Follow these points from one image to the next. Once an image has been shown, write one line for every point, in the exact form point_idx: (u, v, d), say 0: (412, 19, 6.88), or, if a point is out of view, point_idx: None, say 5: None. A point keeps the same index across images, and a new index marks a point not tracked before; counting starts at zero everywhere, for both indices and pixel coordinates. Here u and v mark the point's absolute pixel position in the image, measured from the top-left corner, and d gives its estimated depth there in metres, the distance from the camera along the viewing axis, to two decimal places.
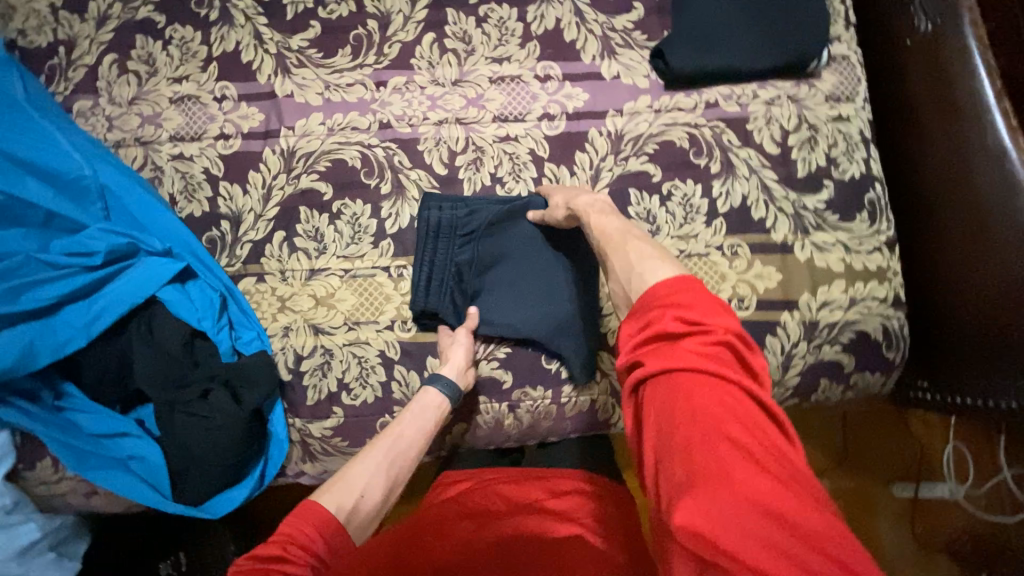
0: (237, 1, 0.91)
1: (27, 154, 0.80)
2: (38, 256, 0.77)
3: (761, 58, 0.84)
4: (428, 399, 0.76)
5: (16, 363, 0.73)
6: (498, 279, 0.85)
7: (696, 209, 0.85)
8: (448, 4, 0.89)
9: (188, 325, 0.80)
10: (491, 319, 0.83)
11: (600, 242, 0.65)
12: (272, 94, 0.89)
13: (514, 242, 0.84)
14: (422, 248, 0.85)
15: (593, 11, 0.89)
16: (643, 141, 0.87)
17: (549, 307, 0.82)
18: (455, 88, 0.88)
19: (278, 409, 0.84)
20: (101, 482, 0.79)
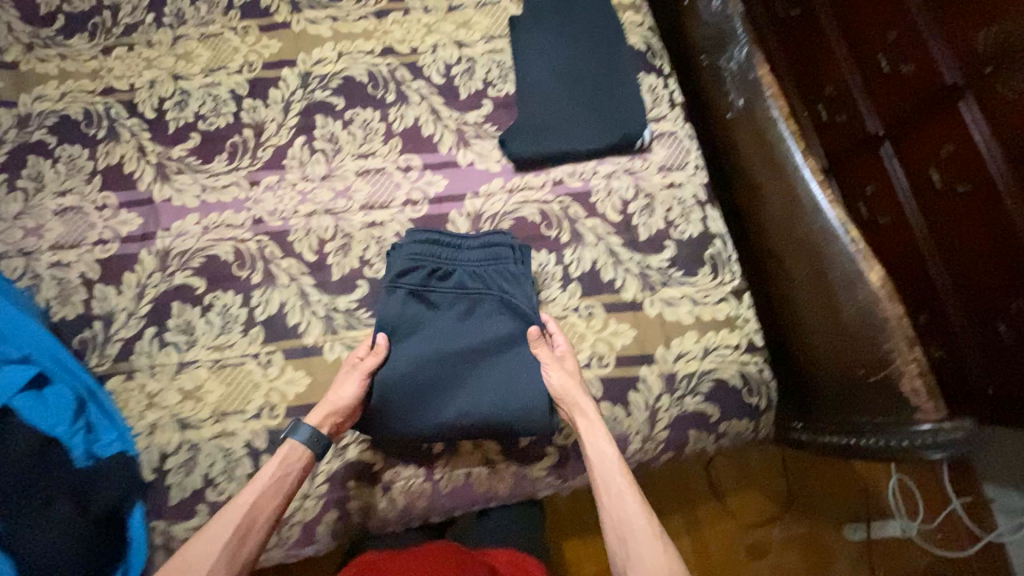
0: (125, 120, 1.00)
1: None
2: None
3: (594, 139, 0.94)
4: (289, 453, 0.77)
5: None
6: (449, 328, 0.85)
7: (551, 276, 0.91)
8: (317, 112, 1.00)
9: (39, 432, 0.79)
10: (422, 336, 0.84)
11: (614, 519, 0.73)
12: (150, 199, 0.95)
13: (495, 338, 0.84)
14: (444, 241, 0.87)
15: (447, 109, 1.00)
16: (499, 218, 0.94)
17: (447, 399, 0.82)
18: (323, 183, 0.96)
19: (137, 513, 0.81)
20: None
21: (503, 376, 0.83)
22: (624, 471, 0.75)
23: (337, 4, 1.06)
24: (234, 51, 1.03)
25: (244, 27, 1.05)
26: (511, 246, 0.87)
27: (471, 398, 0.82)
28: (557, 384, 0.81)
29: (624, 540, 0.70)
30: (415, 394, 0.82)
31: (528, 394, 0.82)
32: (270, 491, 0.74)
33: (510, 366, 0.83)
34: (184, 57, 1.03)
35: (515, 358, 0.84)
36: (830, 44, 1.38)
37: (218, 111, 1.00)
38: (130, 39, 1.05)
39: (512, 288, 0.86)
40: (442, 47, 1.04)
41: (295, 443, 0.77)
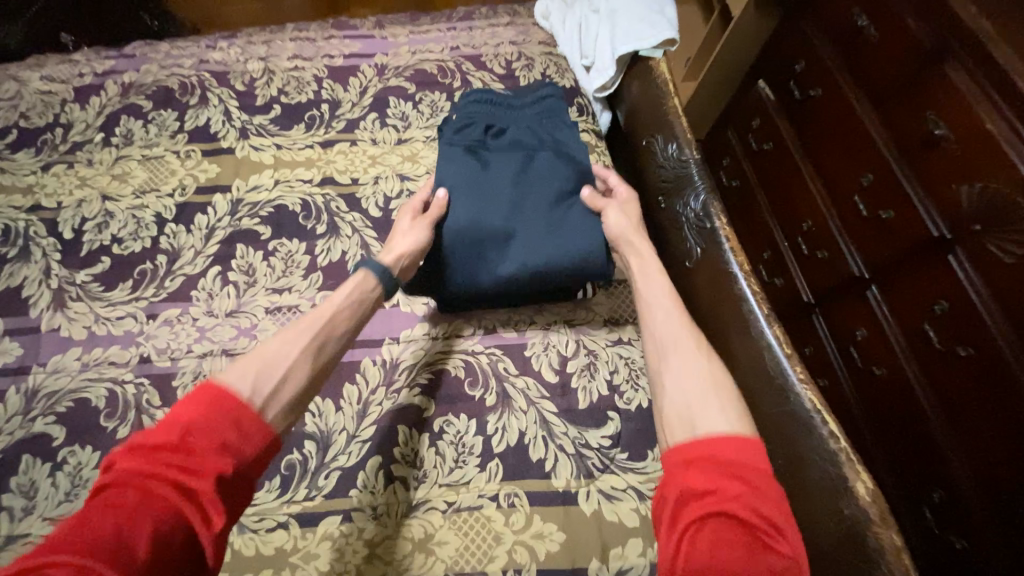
0: (41, 238, 0.95)
1: None
2: None
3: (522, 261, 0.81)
4: (359, 280, 0.73)
5: None
6: (501, 166, 0.83)
7: (468, 449, 0.77)
8: (239, 240, 0.93)
9: None
10: (474, 175, 0.83)
11: (657, 341, 0.69)
12: (37, 327, 0.86)
13: (556, 181, 0.83)
14: (492, 105, 0.92)
15: (379, 244, 0.93)
16: (418, 370, 0.83)
17: (498, 234, 0.79)
18: (228, 319, 0.86)
19: None
20: None
21: (553, 218, 0.81)
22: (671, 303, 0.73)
23: (285, 132, 1.04)
24: (170, 173, 1.00)
25: (187, 150, 1.03)
26: (558, 103, 0.94)
27: (534, 241, 0.79)
28: (616, 223, 0.81)
29: (665, 360, 0.67)
30: (485, 227, 0.79)
31: (580, 230, 0.80)
32: (346, 309, 0.70)
33: (579, 200, 0.83)
34: (120, 177, 1.00)
35: (568, 203, 0.83)
36: (804, 178, 1.30)
37: (138, 234, 0.94)
38: (73, 157, 1.04)
39: (566, 137, 0.90)
40: (384, 179, 0.99)
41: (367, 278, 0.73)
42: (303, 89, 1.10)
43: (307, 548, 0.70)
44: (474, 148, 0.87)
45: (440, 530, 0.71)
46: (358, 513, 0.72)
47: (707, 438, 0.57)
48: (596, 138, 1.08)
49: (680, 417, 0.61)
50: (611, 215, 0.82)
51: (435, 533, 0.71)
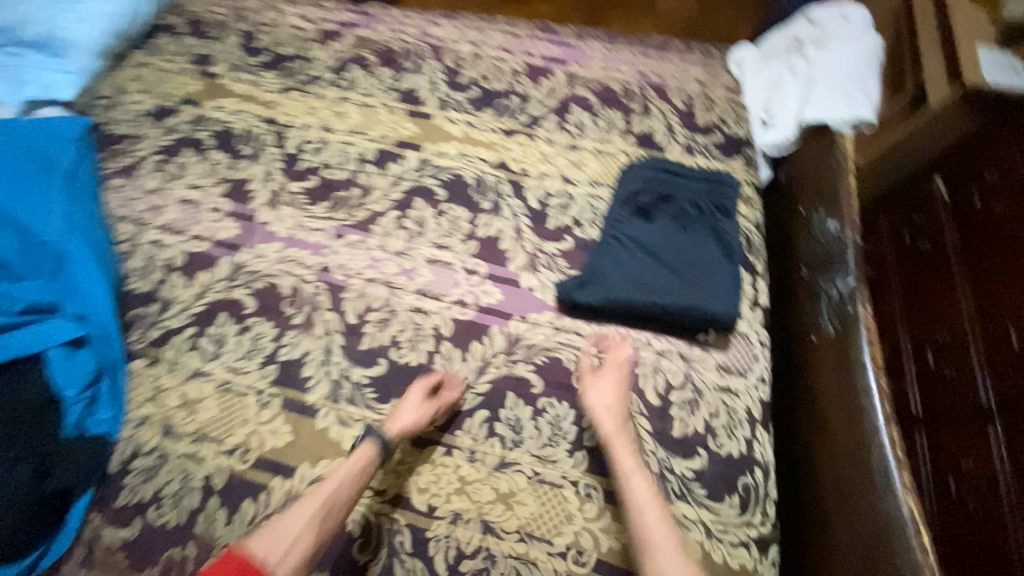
0: (270, 147, 1.16)
1: (22, 215, 0.94)
2: None
3: (659, 297, 0.90)
4: (361, 451, 0.79)
5: None
6: (661, 231, 0.98)
7: (563, 434, 0.85)
8: (418, 195, 1.08)
9: (50, 389, 0.82)
10: (637, 231, 0.98)
11: (636, 516, 0.74)
12: (252, 216, 1.06)
13: (706, 252, 0.96)
14: (668, 171, 1.05)
15: (531, 232, 1.03)
16: (535, 351, 0.92)
17: (646, 280, 0.92)
18: (395, 257, 1.02)
19: (83, 500, 0.81)
20: None
21: (698, 280, 0.92)
22: (641, 466, 0.78)
23: (477, 112, 1.18)
24: (378, 122, 1.18)
25: (395, 107, 1.20)
26: (727, 183, 1.04)
27: (677, 293, 0.90)
28: (604, 420, 0.81)
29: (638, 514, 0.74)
30: (636, 279, 0.92)
31: (721, 295, 0.91)
32: (343, 481, 0.76)
33: (727, 275, 0.94)
34: (339, 115, 1.20)
35: (714, 270, 0.94)
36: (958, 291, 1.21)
37: (342, 166, 1.12)
38: (307, 87, 1.25)
39: (726, 216, 1.01)
40: (549, 177, 1.10)
41: (370, 446, 0.79)
42: (501, 79, 1.23)
43: (411, 464, 0.83)
44: (641, 211, 1.02)
45: (521, 492, 0.81)
46: (459, 451, 0.84)
47: None
48: (756, 193, 1.11)
49: None
50: (605, 376, 0.85)
51: (516, 493, 0.81)
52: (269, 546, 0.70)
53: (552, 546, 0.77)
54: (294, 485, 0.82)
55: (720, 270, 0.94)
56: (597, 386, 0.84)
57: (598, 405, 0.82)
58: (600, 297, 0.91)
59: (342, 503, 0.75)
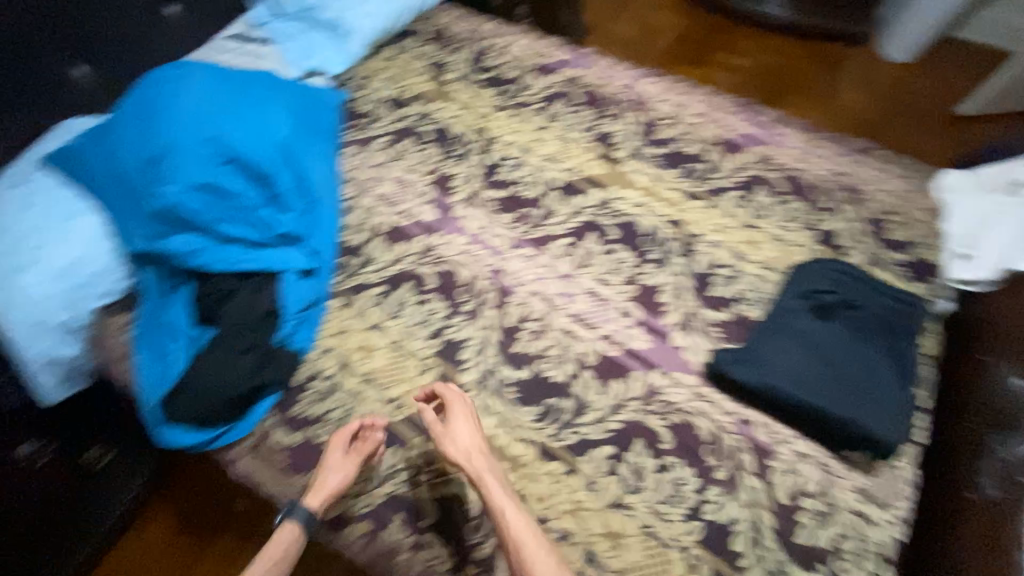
0: (476, 154, 1.32)
1: (293, 147, 1.07)
2: (247, 209, 0.99)
3: (817, 400, 0.89)
4: (284, 533, 0.85)
5: (180, 256, 0.94)
6: (836, 336, 0.96)
7: (681, 498, 0.87)
8: (594, 228, 1.16)
9: (277, 306, 0.99)
10: (809, 327, 0.97)
11: (518, 553, 0.78)
12: (450, 209, 1.22)
13: (880, 371, 0.92)
14: (856, 276, 1.02)
15: (692, 294, 1.06)
16: (671, 409, 0.95)
17: (808, 378, 0.91)
18: (561, 279, 1.09)
19: (269, 399, 0.96)
20: (141, 364, 0.94)
21: (865, 398, 0.90)
22: (511, 502, 0.83)
23: (665, 168, 1.25)
24: (572, 155, 1.29)
25: (590, 145, 1.30)
26: (920, 307, 0.99)
27: (838, 404, 0.89)
28: (464, 438, 0.88)
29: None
30: (798, 375, 0.92)
31: (886, 421, 0.88)
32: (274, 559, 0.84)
33: (897, 403, 0.90)
34: (539, 140, 1.33)
35: (884, 394, 0.90)
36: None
37: (533, 186, 1.24)
38: (517, 109, 1.40)
39: (910, 341, 0.96)
40: (721, 247, 1.12)
41: (286, 526, 0.85)
42: (695, 144, 1.29)
43: (533, 470, 0.89)
44: (819, 308, 1.00)
45: (629, 535, 0.84)
46: (578, 475, 0.89)
47: None
48: (937, 325, 1.05)
49: None
50: (454, 422, 0.90)
51: (624, 535, 0.84)
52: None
53: None
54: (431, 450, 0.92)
55: (891, 395, 0.90)
56: (500, 505, 0.82)
57: (457, 445, 0.87)
58: (755, 379, 0.93)
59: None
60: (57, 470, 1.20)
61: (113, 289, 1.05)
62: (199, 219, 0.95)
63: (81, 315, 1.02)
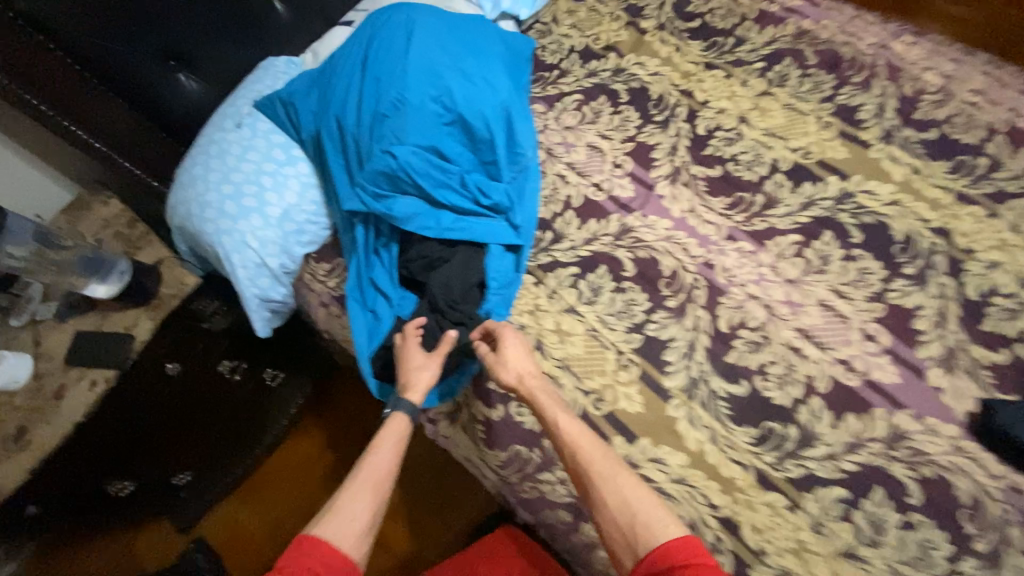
0: (681, 120, 1.14)
1: (510, 106, 0.97)
2: (463, 175, 0.94)
3: None
4: (391, 425, 0.84)
5: (400, 218, 0.92)
6: None
7: (934, 565, 0.74)
8: (830, 228, 0.98)
9: (483, 279, 0.96)
10: None
11: (577, 453, 0.77)
12: (651, 186, 1.08)
13: None
14: None
15: (959, 325, 0.88)
16: (923, 461, 0.80)
17: None
18: (785, 285, 0.95)
19: (469, 370, 0.94)
20: (353, 317, 0.96)
21: None
22: (563, 410, 0.82)
23: (927, 160, 1.01)
24: (804, 132, 1.08)
25: (827, 121, 1.08)
26: None
27: None
28: (513, 349, 0.88)
29: (602, 484, 0.74)
30: None
31: None
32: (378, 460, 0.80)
33: None
34: (760, 110, 1.12)
35: None
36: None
37: (751, 165, 1.07)
38: (732, 69, 1.18)
39: None
40: (1002, 271, 0.91)
41: (395, 417, 0.85)
42: (971, 131, 1.03)
43: (749, 498, 0.81)
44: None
45: None
46: (803, 513, 0.79)
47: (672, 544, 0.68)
48: None
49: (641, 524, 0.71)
50: (506, 351, 0.87)
51: None
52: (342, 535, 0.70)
53: None
54: (633, 453, 0.86)
55: None
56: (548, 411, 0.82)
57: (512, 366, 0.86)
58: None
59: (386, 469, 0.79)
60: (246, 383, 1.30)
61: (315, 237, 1.06)
62: (420, 181, 0.91)
63: (290, 259, 1.04)
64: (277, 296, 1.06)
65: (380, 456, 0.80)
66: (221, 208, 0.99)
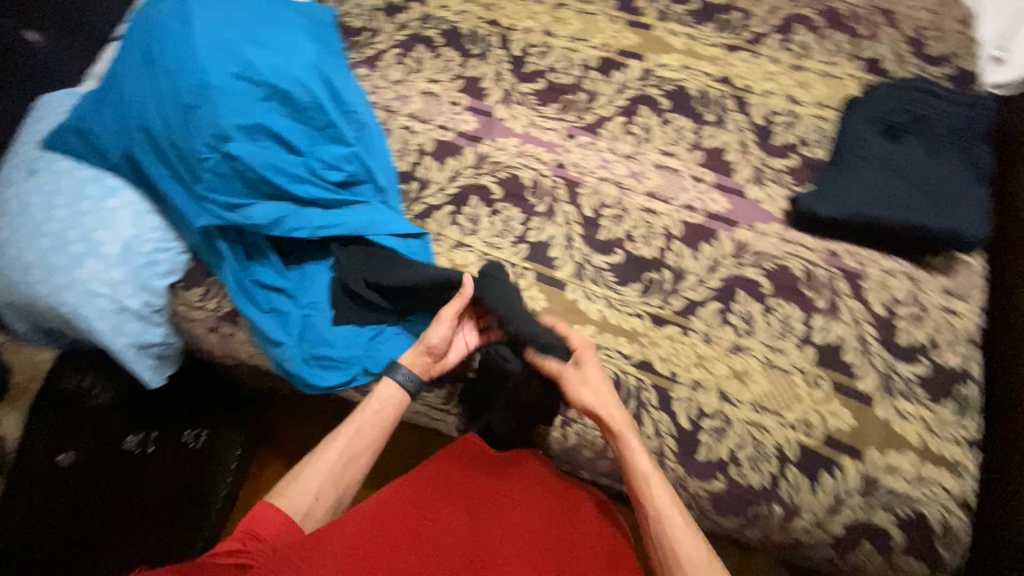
0: (496, 49, 1.22)
1: (326, 73, 0.99)
2: (306, 155, 0.94)
3: (906, 215, 0.93)
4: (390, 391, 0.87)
5: (264, 222, 0.91)
6: (915, 153, 0.98)
7: (792, 330, 0.93)
8: (644, 103, 1.13)
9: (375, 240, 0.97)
10: (887, 150, 0.98)
11: (658, 533, 0.77)
12: (490, 112, 1.15)
13: (959, 178, 0.96)
14: (925, 90, 1.02)
15: (757, 148, 1.07)
16: (763, 258, 0.99)
17: (894, 197, 0.94)
18: (625, 161, 1.09)
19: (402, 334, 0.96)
20: (251, 320, 0.93)
21: (951, 204, 0.93)
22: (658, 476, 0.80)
23: (698, 27, 1.19)
24: (599, 31, 1.21)
25: (615, 16, 1.23)
26: (989, 109, 1.01)
27: (924, 213, 0.93)
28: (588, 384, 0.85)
29: (683, 566, 0.74)
30: (882, 195, 0.95)
31: (972, 221, 0.92)
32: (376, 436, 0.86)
33: (975, 200, 0.94)
34: (559, 21, 1.23)
35: (969, 199, 0.94)
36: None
37: (568, 71, 1.18)
38: None
39: (981, 144, 0.99)
40: (773, 95, 1.12)
41: (391, 381, 0.88)
42: None
43: (652, 338, 0.94)
44: (890, 131, 1.01)
45: (755, 373, 0.91)
46: (694, 332, 0.94)
47: None
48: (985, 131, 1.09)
49: None
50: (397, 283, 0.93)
51: (750, 373, 0.91)
52: (297, 502, 0.78)
53: (785, 418, 0.88)
54: None
55: (972, 197, 0.94)
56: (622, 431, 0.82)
57: (585, 398, 0.84)
58: (842, 210, 0.95)
59: (367, 440, 0.84)
60: (163, 457, 1.11)
61: (173, 264, 0.98)
62: (265, 174, 0.89)
63: (155, 295, 0.96)
64: (154, 337, 0.97)
65: (364, 425, 0.85)
66: (49, 264, 0.90)
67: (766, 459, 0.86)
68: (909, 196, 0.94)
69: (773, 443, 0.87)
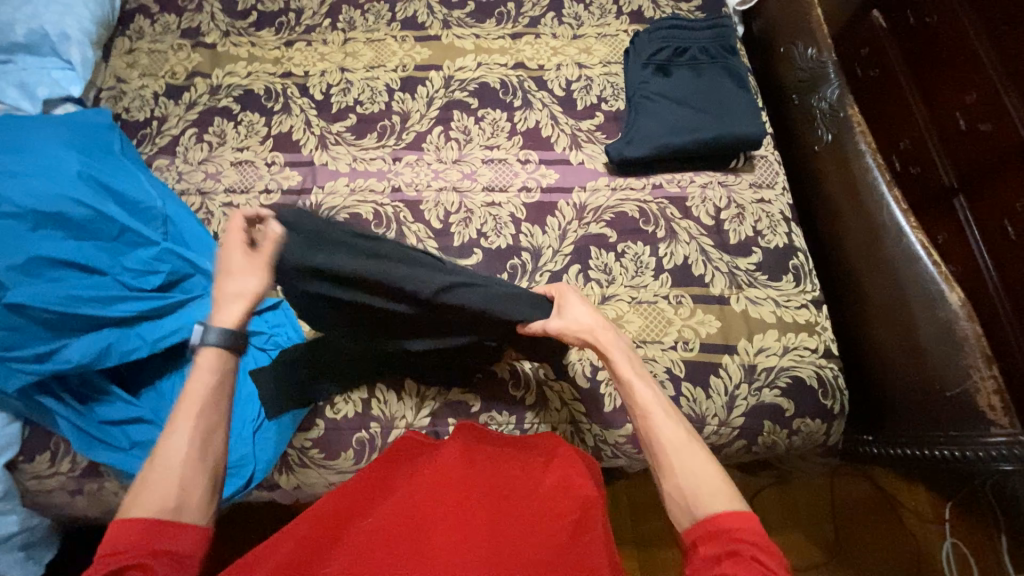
0: (297, 99, 1.20)
1: (107, 179, 0.93)
2: (113, 270, 0.88)
3: (694, 134, 1.05)
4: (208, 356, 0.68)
5: (87, 360, 0.82)
6: (685, 84, 1.12)
7: (645, 265, 1.01)
8: (455, 108, 1.17)
9: None
10: (662, 87, 1.12)
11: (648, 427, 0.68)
12: (310, 161, 1.13)
13: (727, 91, 1.10)
14: (678, 24, 1.16)
15: (566, 117, 1.16)
16: (602, 211, 1.06)
17: (680, 123, 1.07)
18: (455, 165, 1.12)
19: (289, 417, 0.91)
20: (111, 463, 0.84)
21: (728, 113, 1.07)
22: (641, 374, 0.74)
23: (480, 25, 1.26)
24: (392, 54, 1.24)
25: (403, 36, 1.26)
26: (732, 25, 1.17)
27: (708, 127, 1.05)
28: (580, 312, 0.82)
29: (666, 453, 0.65)
30: (671, 125, 1.06)
31: (750, 120, 1.06)
32: (210, 398, 0.66)
33: (746, 104, 1.09)
34: (351, 55, 1.24)
35: (740, 104, 1.09)
36: (1000, 101, 0.90)
37: (374, 99, 1.19)
38: (308, 36, 1.26)
39: (733, 58, 1.15)
40: (565, 66, 1.21)
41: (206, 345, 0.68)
42: None
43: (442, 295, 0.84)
44: (660, 69, 1.14)
45: (627, 314, 0.98)
46: None
47: (721, 518, 0.57)
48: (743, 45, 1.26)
49: (683, 507, 0.61)
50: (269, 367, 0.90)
51: (624, 315, 0.98)
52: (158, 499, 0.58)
53: (665, 342, 0.95)
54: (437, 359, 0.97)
55: (742, 101, 1.09)
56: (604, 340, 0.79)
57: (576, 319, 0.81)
58: (644, 146, 1.05)
59: (224, 396, 0.67)
60: None
61: (6, 440, 0.86)
62: (70, 309, 0.82)
63: None
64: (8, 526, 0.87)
65: (206, 410, 0.65)
66: None
67: (662, 386, 0.93)
68: (693, 119, 1.07)
69: (663, 369, 0.94)
